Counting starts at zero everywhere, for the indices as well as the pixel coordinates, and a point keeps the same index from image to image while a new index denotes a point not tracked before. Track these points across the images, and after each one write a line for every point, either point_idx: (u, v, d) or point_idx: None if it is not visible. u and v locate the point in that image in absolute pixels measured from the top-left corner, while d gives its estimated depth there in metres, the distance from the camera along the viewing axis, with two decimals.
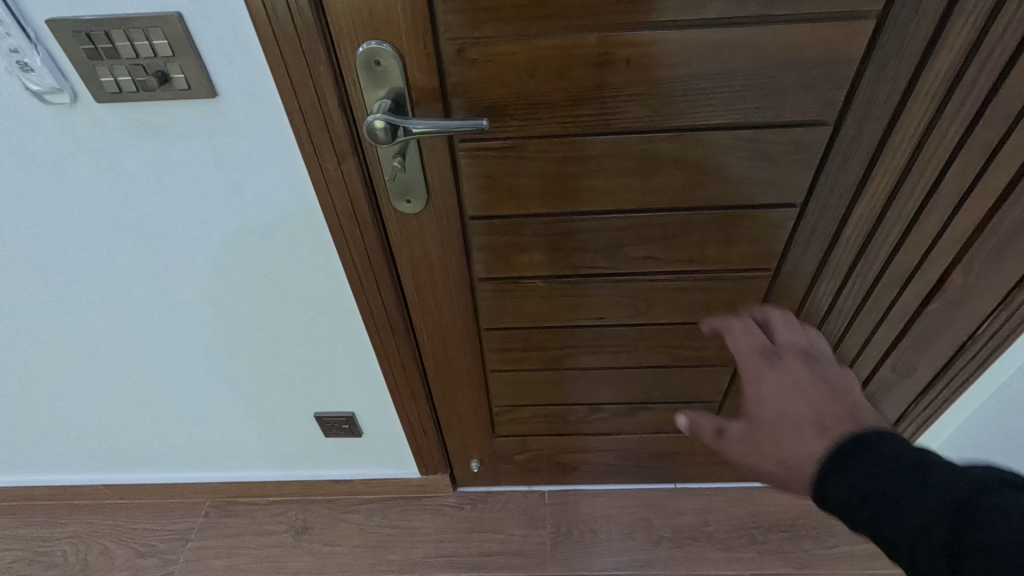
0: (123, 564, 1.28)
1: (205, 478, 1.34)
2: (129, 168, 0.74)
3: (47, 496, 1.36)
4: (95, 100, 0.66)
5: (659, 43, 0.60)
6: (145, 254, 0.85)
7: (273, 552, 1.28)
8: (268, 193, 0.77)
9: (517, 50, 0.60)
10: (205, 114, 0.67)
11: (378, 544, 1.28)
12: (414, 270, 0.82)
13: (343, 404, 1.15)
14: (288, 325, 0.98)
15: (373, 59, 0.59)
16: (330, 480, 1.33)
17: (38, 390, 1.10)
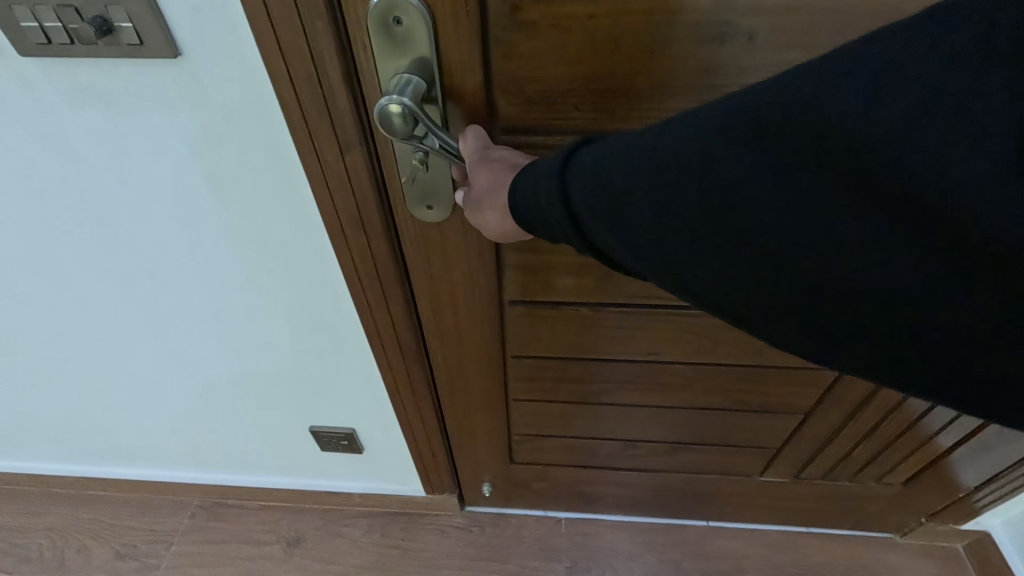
0: (100, 565, 1.18)
1: (193, 478, 1.22)
2: (78, 142, 0.62)
3: (25, 482, 1.26)
4: (19, 53, 0.54)
5: (795, 13, 0.43)
6: (106, 241, 0.74)
7: (261, 565, 1.17)
8: (247, 180, 0.64)
9: (595, 15, 0.43)
10: (167, 78, 0.55)
11: (375, 566, 1.17)
12: (431, 287, 0.66)
13: (343, 419, 1.03)
14: (274, 331, 0.86)
15: (394, 17, 0.43)
16: (326, 490, 1.22)
17: (9, 374, 0.99)
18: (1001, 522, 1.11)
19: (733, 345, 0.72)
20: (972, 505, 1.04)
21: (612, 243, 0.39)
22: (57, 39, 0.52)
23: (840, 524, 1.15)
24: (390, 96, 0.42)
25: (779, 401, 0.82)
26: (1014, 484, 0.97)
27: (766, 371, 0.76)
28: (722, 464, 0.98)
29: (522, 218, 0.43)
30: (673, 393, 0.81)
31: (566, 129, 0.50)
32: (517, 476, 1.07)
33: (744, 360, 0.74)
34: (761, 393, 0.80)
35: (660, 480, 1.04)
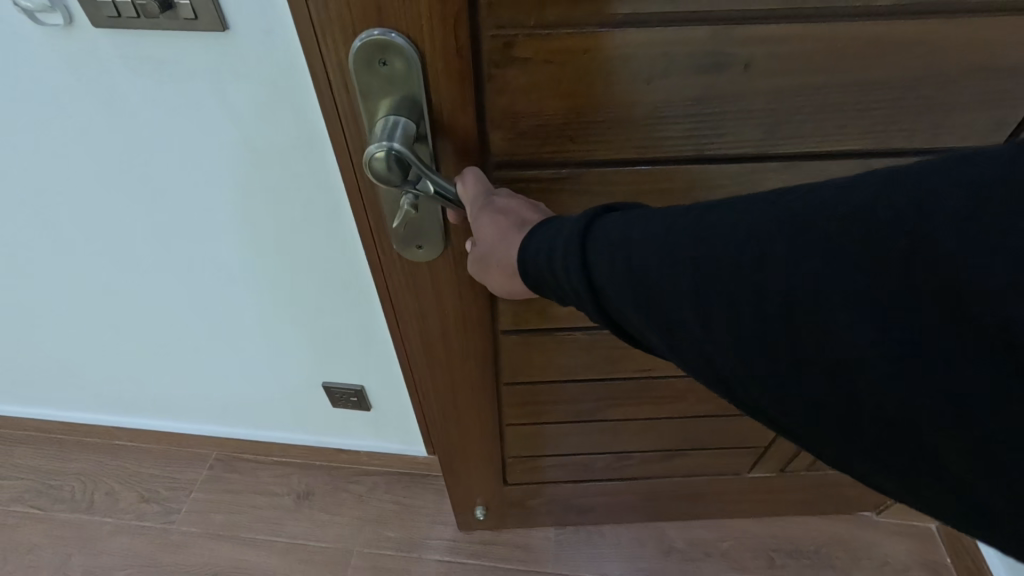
0: (127, 507, 1.28)
1: (210, 432, 1.30)
2: (130, 107, 0.65)
3: (56, 430, 1.35)
4: (91, 25, 0.57)
5: (788, 39, 0.45)
6: (148, 206, 0.77)
7: (273, 513, 1.26)
8: (282, 148, 0.68)
9: (591, 49, 0.44)
10: (214, 48, 0.59)
11: (378, 519, 1.25)
12: (421, 321, 0.65)
13: (350, 374, 1.06)
14: (296, 295, 0.90)
15: (379, 56, 0.41)
16: (334, 449, 1.29)
17: (42, 328, 1.04)
18: None
19: None
20: None
21: (642, 326, 0.37)
22: (124, 12, 0.55)
23: (820, 510, 1.20)
24: (384, 143, 0.41)
25: None
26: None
27: None
28: (710, 465, 1.01)
29: (542, 281, 0.42)
30: (667, 405, 0.84)
31: (556, 160, 0.51)
32: (512, 499, 1.08)
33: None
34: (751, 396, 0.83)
35: (652, 485, 1.07)
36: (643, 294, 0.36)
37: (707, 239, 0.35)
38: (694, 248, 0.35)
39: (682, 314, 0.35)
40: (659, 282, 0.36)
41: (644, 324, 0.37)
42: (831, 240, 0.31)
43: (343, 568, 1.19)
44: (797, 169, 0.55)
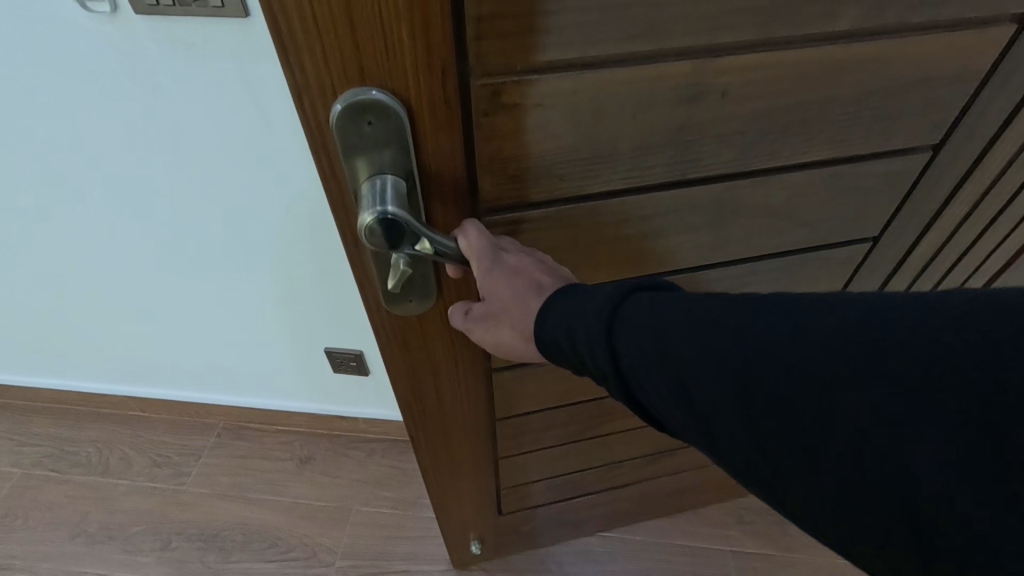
0: (141, 470, 1.37)
1: (217, 400, 1.38)
2: (160, 84, 0.76)
3: (73, 401, 1.44)
4: (133, 12, 0.69)
5: (765, 67, 0.48)
6: (170, 174, 0.87)
7: (276, 476, 1.35)
8: (290, 119, 0.79)
9: (580, 90, 0.45)
10: (238, 34, 0.71)
11: (376, 481, 1.33)
12: (413, 376, 0.63)
13: (352, 339, 1.16)
14: (305, 258, 0.99)
15: (364, 113, 0.38)
16: (334, 416, 1.37)
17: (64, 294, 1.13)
18: None
19: None
20: None
21: (658, 395, 0.39)
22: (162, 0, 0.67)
23: None
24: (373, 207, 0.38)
25: None
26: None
27: None
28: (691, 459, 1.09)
29: (558, 345, 0.44)
30: None
31: (542, 196, 0.52)
32: (505, 526, 1.10)
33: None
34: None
35: (645, 487, 1.14)
36: (662, 363, 0.38)
37: (728, 322, 0.37)
38: (717, 329, 0.37)
39: (699, 388, 0.37)
40: (680, 356, 0.37)
41: (662, 394, 0.38)
42: (847, 332, 0.33)
43: (344, 523, 1.27)
44: (771, 181, 0.59)
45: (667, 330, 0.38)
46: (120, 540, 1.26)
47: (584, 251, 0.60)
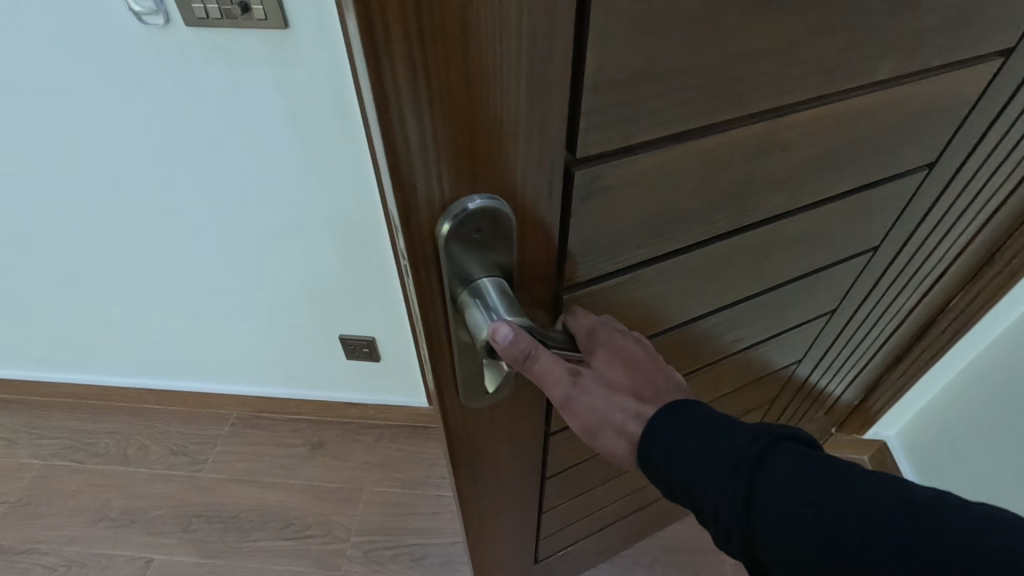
0: (158, 459, 1.43)
1: (233, 390, 1.47)
2: (204, 87, 0.83)
3: (89, 395, 1.53)
4: (184, 24, 0.76)
5: (826, 118, 0.47)
6: (208, 170, 0.95)
7: (290, 461, 1.42)
8: (319, 119, 0.86)
9: (667, 161, 0.42)
10: (276, 44, 0.77)
11: (385, 464, 1.42)
12: (476, 455, 0.59)
13: (365, 327, 1.24)
14: (328, 247, 1.07)
15: (478, 226, 0.36)
16: (343, 402, 1.46)
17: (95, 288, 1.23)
18: (895, 432, 1.36)
19: (732, 374, 0.82)
20: (868, 413, 1.29)
21: (763, 534, 0.40)
22: (212, 14, 0.74)
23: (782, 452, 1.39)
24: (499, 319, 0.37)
25: (754, 397, 0.95)
26: (895, 390, 1.21)
27: (743, 383, 0.88)
28: None
29: (656, 455, 0.45)
30: None
31: (604, 271, 0.48)
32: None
33: (719, 380, 0.82)
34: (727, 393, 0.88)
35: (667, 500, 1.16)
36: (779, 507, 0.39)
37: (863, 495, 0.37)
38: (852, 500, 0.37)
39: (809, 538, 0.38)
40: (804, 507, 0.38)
41: (771, 537, 0.39)
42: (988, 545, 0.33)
43: (356, 503, 1.35)
44: (810, 213, 0.57)
45: (799, 482, 0.39)
46: (142, 523, 1.31)
47: (638, 313, 0.56)
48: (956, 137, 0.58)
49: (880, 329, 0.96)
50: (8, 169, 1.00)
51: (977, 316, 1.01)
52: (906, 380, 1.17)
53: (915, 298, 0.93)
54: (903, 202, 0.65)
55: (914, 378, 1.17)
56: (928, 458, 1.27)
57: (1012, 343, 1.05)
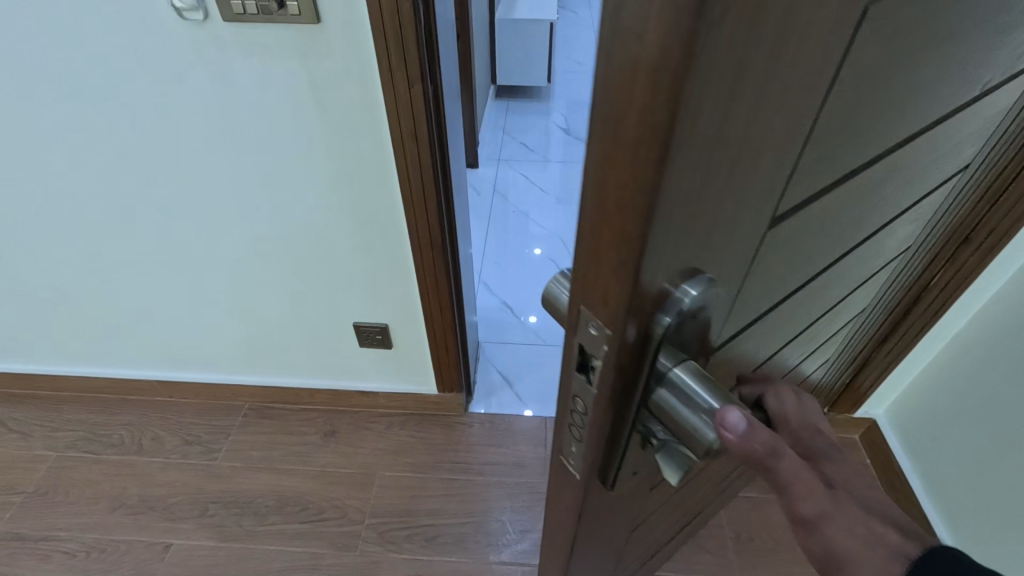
0: (172, 449, 1.46)
1: (246, 381, 1.52)
2: (236, 79, 0.88)
3: (101, 389, 1.56)
4: (221, 19, 0.81)
5: (926, 136, 0.47)
6: (233, 160, 1.00)
7: (303, 448, 1.46)
8: (345, 111, 0.91)
9: (811, 196, 0.40)
10: (307, 39, 0.82)
11: (397, 449, 1.46)
12: (593, 527, 0.53)
13: (379, 315, 1.29)
14: (347, 235, 1.12)
15: (689, 309, 0.34)
16: (355, 391, 1.51)
17: (115, 279, 1.26)
18: (883, 410, 1.43)
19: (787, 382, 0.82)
20: (858, 391, 1.35)
21: None
22: (248, 9, 0.79)
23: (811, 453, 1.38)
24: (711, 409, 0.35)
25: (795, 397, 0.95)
26: (881, 367, 1.28)
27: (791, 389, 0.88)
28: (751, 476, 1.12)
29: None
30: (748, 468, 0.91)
31: (734, 329, 0.47)
32: None
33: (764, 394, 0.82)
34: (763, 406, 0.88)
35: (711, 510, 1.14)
36: None
37: None
38: None
39: None
40: None
41: None
42: None
43: (369, 486, 1.39)
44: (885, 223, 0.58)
45: None
46: (159, 510, 1.34)
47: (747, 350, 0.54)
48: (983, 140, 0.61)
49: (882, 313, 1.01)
50: (38, 160, 1.03)
51: (957, 295, 1.09)
52: (892, 357, 1.24)
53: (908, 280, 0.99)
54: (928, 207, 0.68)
55: (900, 355, 1.24)
56: (913, 432, 1.34)
57: (989, 319, 1.13)
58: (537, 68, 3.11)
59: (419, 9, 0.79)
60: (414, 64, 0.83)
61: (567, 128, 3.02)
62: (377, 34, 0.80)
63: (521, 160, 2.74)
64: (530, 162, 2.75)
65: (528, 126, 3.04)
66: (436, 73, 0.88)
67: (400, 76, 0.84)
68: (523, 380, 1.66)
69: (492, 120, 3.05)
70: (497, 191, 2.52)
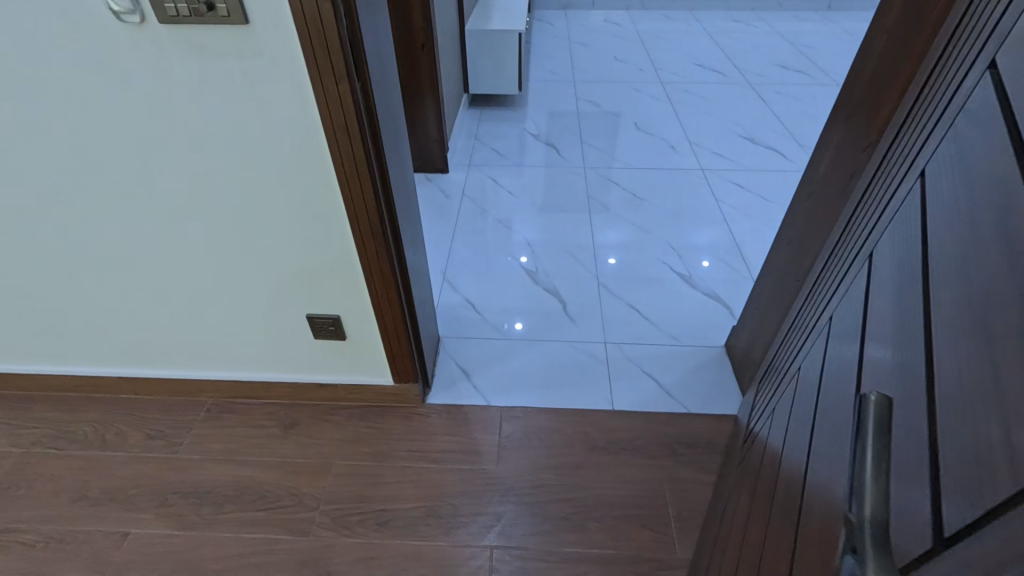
0: (135, 443, 1.50)
1: (209, 377, 1.56)
2: (177, 79, 0.93)
3: (68, 387, 1.60)
4: (157, 21, 0.87)
5: None
6: (180, 158, 1.05)
7: (263, 440, 1.50)
8: (281, 107, 0.96)
9: None
10: (238, 37, 0.88)
11: (355, 439, 1.50)
12: None
13: (331, 306, 1.34)
14: (294, 229, 1.17)
15: None
16: (314, 384, 1.55)
17: (76, 277, 1.31)
18: None
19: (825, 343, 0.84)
20: None
21: None
22: (181, 12, 0.85)
23: None
24: None
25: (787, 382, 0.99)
26: None
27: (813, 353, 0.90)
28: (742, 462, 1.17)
29: None
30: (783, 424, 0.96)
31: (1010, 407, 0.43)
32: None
33: (796, 417, 0.79)
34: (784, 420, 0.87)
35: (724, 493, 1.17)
36: None
37: None
38: None
39: None
40: None
41: None
42: None
43: (326, 475, 1.43)
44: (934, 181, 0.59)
45: None
46: (120, 502, 1.37)
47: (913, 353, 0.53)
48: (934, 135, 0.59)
49: (815, 304, 1.04)
50: None
51: None
52: None
53: (830, 260, 1.03)
54: (896, 197, 0.65)
55: None
56: None
57: None
58: (509, 77, 3.20)
59: (339, 9, 0.85)
60: (338, 60, 0.89)
61: (536, 134, 3.11)
62: (301, 32, 0.86)
63: (492, 165, 2.82)
64: (500, 167, 2.82)
65: (500, 133, 3.12)
66: (363, 70, 0.94)
67: (329, 74, 0.91)
68: (481, 373, 1.71)
69: (464, 128, 3.13)
70: (465, 195, 2.59)
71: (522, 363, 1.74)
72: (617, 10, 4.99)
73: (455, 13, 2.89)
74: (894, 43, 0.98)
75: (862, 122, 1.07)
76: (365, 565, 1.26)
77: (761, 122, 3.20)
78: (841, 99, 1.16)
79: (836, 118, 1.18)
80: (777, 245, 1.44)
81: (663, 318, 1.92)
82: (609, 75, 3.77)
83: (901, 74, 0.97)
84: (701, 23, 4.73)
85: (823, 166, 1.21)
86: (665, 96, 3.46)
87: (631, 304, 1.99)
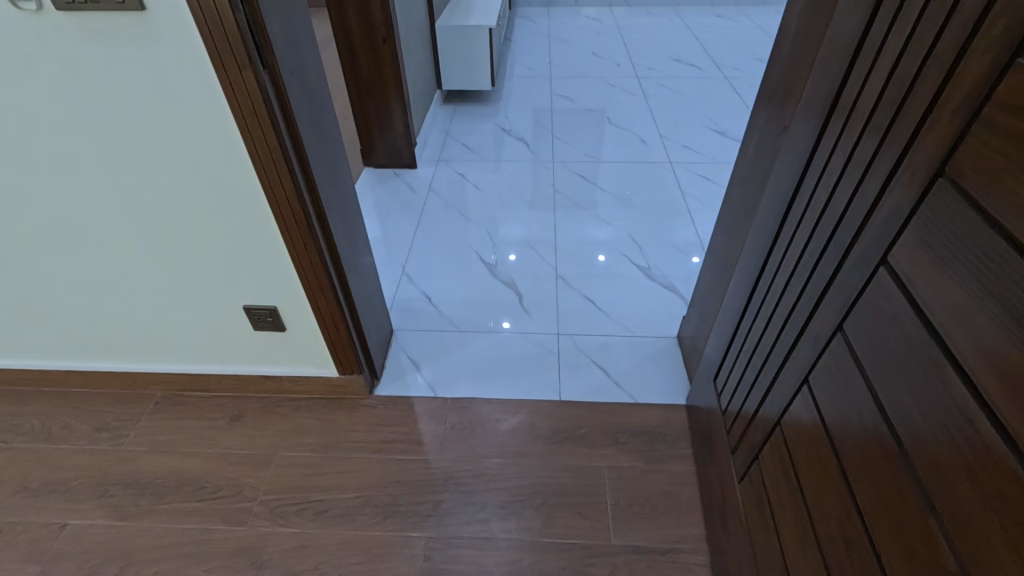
0: (81, 435, 1.51)
1: (156, 369, 1.56)
2: (81, 65, 0.94)
3: (18, 381, 1.61)
4: (55, 8, 0.87)
5: None
6: (100, 145, 1.05)
7: (208, 431, 1.51)
8: (189, 92, 0.97)
9: None
10: (137, 23, 0.89)
11: (299, 430, 1.51)
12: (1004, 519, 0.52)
13: (264, 297, 1.34)
14: (220, 216, 1.17)
15: None
16: (262, 376, 1.56)
17: (13, 269, 1.31)
18: None
19: (814, 317, 0.88)
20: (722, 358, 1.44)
21: None
22: None
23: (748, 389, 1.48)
24: None
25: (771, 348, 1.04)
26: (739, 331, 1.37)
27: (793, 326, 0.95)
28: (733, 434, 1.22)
29: None
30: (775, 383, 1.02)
31: None
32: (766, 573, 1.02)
33: (837, 395, 0.80)
34: (812, 400, 0.87)
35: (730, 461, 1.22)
36: None
37: None
38: None
39: None
40: None
41: None
42: None
43: (267, 465, 1.43)
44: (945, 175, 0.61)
45: None
46: (63, 492, 1.38)
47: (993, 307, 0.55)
48: (969, 137, 0.58)
49: (773, 295, 1.04)
50: None
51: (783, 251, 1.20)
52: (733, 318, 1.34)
53: (776, 251, 1.03)
54: (913, 195, 0.66)
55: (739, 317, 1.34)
56: None
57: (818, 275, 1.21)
58: (482, 74, 3.20)
59: None
60: (239, 48, 0.90)
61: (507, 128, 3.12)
62: (199, 20, 0.87)
63: (462, 159, 2.83)
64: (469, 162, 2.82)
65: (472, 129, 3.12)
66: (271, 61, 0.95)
67: (232, 66, 0.92)
68: (432, 364, 1.71)
69: (437, 124, 3.13)
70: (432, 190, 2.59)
71: (475, 353, 1.75)
72: (599, 6, 4.98)
73: (425, 10, 2.90)
74: (804, 26, 0.99)
75: (778, 106, 1.08)
76: (299, 553, 1.27)
77: (735, 115, 3.19)
78: (765, 86, 1.16)
79: (761, 103, 1.18)
80: (717, 232, 1.43)
81: (621, 310, 1.92)
82: (585, 70, 3.76)
83: (809, 55, 0.97)
84: (684, 18, 4.72)
85: (750, 152, 1.22)
86: (641, 91, 3.46)
87: (588, 295, 1.99)
